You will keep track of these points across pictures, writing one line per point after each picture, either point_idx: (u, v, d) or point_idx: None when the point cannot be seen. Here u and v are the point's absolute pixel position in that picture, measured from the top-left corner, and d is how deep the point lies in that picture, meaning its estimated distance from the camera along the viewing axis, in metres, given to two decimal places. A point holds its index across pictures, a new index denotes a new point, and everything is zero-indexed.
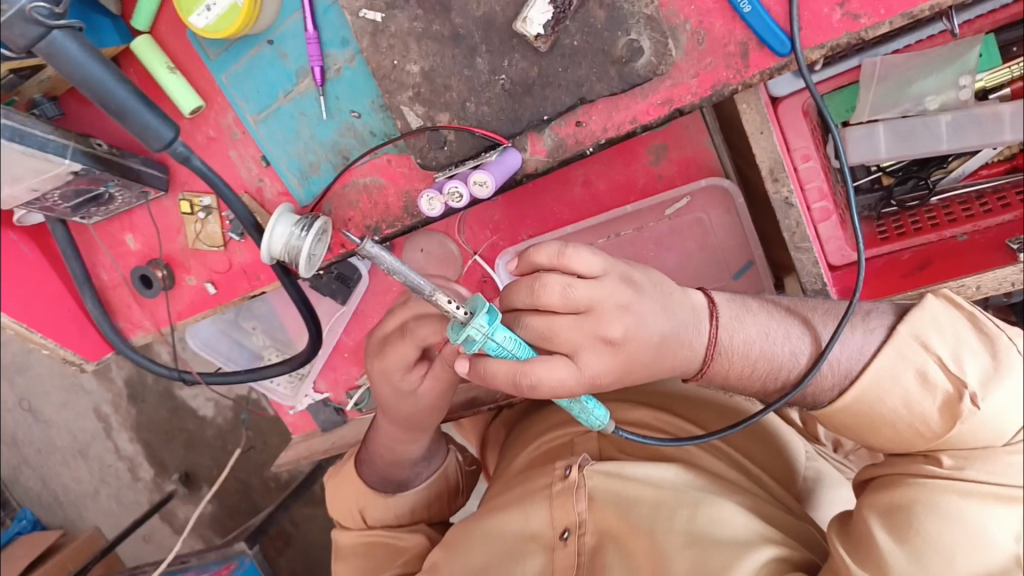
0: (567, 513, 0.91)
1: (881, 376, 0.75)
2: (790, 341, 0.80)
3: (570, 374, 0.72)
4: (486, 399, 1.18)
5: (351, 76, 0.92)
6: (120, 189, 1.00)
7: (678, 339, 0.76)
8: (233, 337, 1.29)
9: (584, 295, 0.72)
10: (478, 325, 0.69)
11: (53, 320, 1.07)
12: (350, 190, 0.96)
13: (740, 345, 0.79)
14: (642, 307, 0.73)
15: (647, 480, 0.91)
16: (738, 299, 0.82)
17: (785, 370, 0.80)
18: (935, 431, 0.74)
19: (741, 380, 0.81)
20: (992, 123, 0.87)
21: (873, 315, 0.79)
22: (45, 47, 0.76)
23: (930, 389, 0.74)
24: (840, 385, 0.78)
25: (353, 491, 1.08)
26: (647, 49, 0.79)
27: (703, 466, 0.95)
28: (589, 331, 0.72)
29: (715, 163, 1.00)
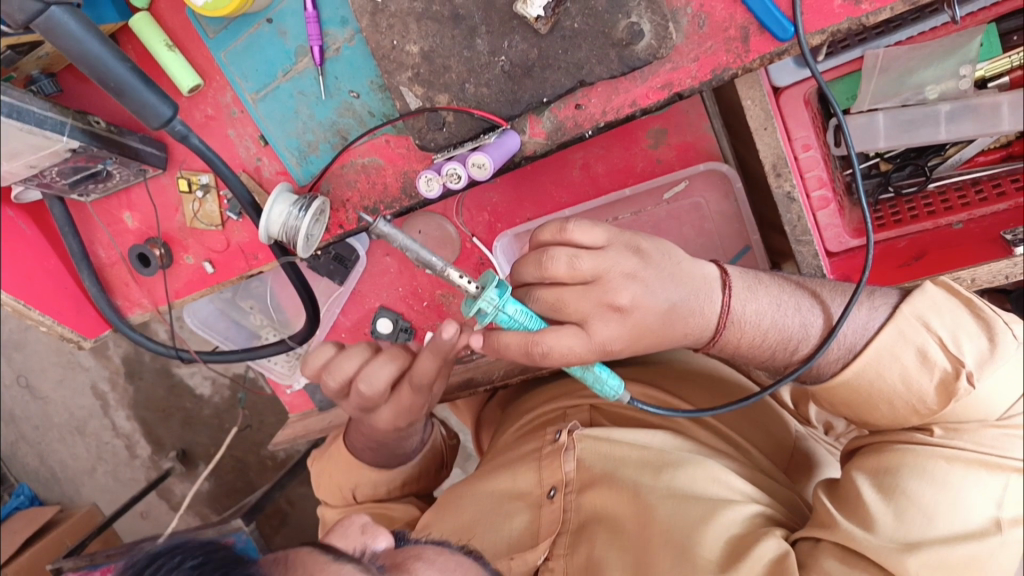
0: (554, 471, 0.94)
1: (881, 354, 0.76)
2: (801, 313, 0.81)
3: (581, 343, 0.73)
4: (481, 380, 1.18)
5: (350, 55, 0.91)
6: (118, 166, 0.99)
7: (687, 308, 0.76)
8: (231, 316, 1.29)
9: (590, 266, 0.73)
10: (486, 299, 0.70)
11: (51, 297, 1.07)
12: (348, 170, 0.96)
13: (751, 316, 0.80)
14: (648, 285, 0.74)
15: (635, 444, 0.92)
16: (750, 272, 0.83)
17: (795, 342, 0.80)
18: (930, 408, 0.74)
19: (749, 350, 0.82)
20: (990, 114, 0.89)
21: (878, 294, 0.80)
22: (43, 22, 0.75)
23: (929, 368, 0.74)
24: (843, 359, 0.79)
25: (342, 467, 1.09)
26: (648, 32, 0.78)
27: (697, 437, 0.96)
28: (596, 299, 0.73)
29: (714, 149, 1.00)
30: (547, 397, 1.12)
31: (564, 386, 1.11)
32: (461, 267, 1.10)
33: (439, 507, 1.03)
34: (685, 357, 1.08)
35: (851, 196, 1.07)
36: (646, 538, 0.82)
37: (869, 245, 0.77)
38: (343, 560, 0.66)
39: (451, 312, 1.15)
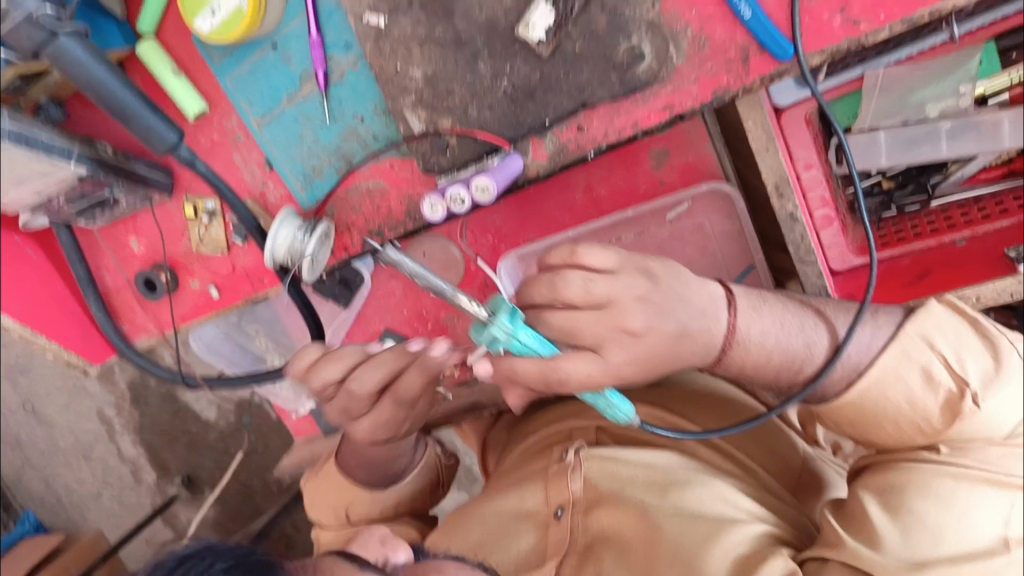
0: (562, 491, 0.92)
1: (885, 376, 0.75)
2: (807, 332, 0.78)
3: (597, 368, 0.69)
4: (486, 404, 1.21)
5: (354, 80, 0.92)
6: (125, 193, 1.01)
7: (695, 331, 0.72)
8: (236, 341, 1.29)
9: (604, 289, 0.69)
10: (497, 326, 0.67)
11: (58, 323, 1.08)
12: (353, 194, 0.97)
13: (757, 337, 0.76)
14: (663, 307, 0.70)
15: (642, 462, 0.92)
16: (755, 289, 0.79)
17: (800, 362, 0.78)
18: (936, 427, 0.74)
19: (754, 370, 0.77)
20: (991, 132, 0.92)
21: (882, 313, 0.78)
22: (51, 51, 0.76)
23: (933, 388, 0.74)
24: (848, 380, 0.77)
25: (335, 489, 1.07)
26: (649, 55, 0.80)
27: (701, 457, 0.95)
28: (610, 323, 0.69)
29: (716, 169, 1.00)
30: (546, 421, 1.11)
31: (565, 410, 1.11)
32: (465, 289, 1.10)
33: (443, 532, 1.01)
34: (685, 379, 1.07)
35: (856, 215, 1.06)
36: (656, 554, 0.82)
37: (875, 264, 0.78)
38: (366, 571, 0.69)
39: (455, 334, 1.15)
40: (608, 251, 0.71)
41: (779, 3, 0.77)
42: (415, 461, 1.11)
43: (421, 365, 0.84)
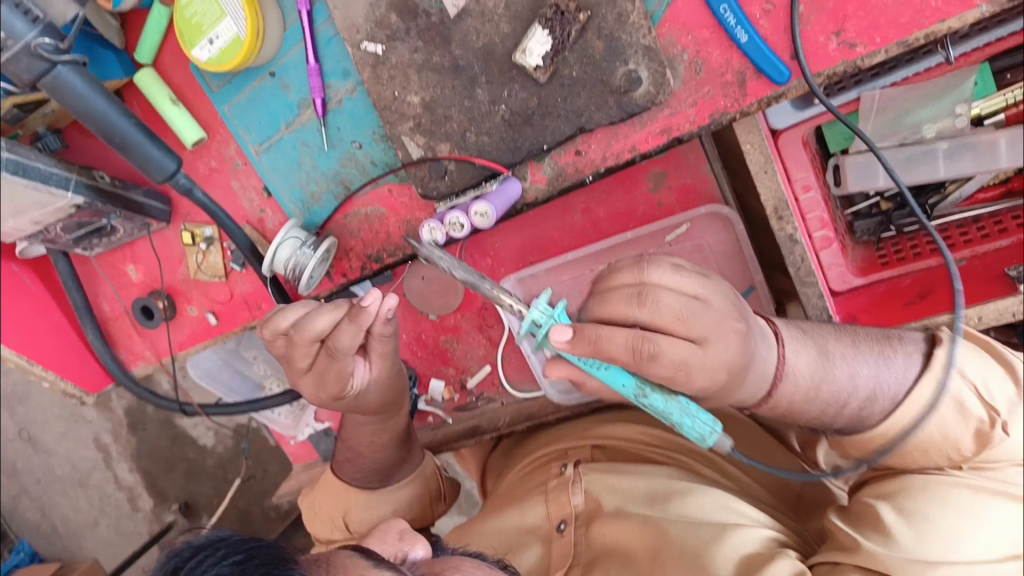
0: (562, 504, 0.94)
1: (917, 406, 0.78)
2: (851, 365, 0.79)
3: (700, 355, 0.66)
4: (487, 428, 1.16)
5: (352, 106, 0.92)
6: (122, 221, 1.00)
7: (758, 355, 0.72)
8: (235, 367, 1.29)
9: (699, 282, 0.69)
10: (537, 305, 0.66)
11: (54, 352, 1.08)
12: (351, 220, 0.97)
13: (807, 369, 0.77)
14: (742, 306, 0.71)
15: (641, 473, 0.94)
16: (794, 323, 0.81)
17: (848, 396, 0.79)
18: (965, 454, 0.77)
19: (801, 405, 0.79)
20: (987, 153, 0.93)
21: (908, 340, 0.82)
22: (50, 81, 0.76)
23: (965, 416, 0.77)
24: (886, 410, 0.79)
25: (334, 495, 1.09)
26: (645, 80, 0.79)
27: (702, 473, 0.96)
28: (712, 317, 0.67)
29: (714, 191, 1.00)
30: (546, 441, 1.12)
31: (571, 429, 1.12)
32: (466, 311, 1.12)
33: None
34: None
35: (853, 236, 1.07)
36: (662, 560, 0.82)
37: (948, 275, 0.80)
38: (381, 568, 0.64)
39: (455, 358, 1.15)
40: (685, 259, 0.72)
41: (776, 25, 0.77)
42: (411, 466, 1.10)
43: (356, 322, 0.78)
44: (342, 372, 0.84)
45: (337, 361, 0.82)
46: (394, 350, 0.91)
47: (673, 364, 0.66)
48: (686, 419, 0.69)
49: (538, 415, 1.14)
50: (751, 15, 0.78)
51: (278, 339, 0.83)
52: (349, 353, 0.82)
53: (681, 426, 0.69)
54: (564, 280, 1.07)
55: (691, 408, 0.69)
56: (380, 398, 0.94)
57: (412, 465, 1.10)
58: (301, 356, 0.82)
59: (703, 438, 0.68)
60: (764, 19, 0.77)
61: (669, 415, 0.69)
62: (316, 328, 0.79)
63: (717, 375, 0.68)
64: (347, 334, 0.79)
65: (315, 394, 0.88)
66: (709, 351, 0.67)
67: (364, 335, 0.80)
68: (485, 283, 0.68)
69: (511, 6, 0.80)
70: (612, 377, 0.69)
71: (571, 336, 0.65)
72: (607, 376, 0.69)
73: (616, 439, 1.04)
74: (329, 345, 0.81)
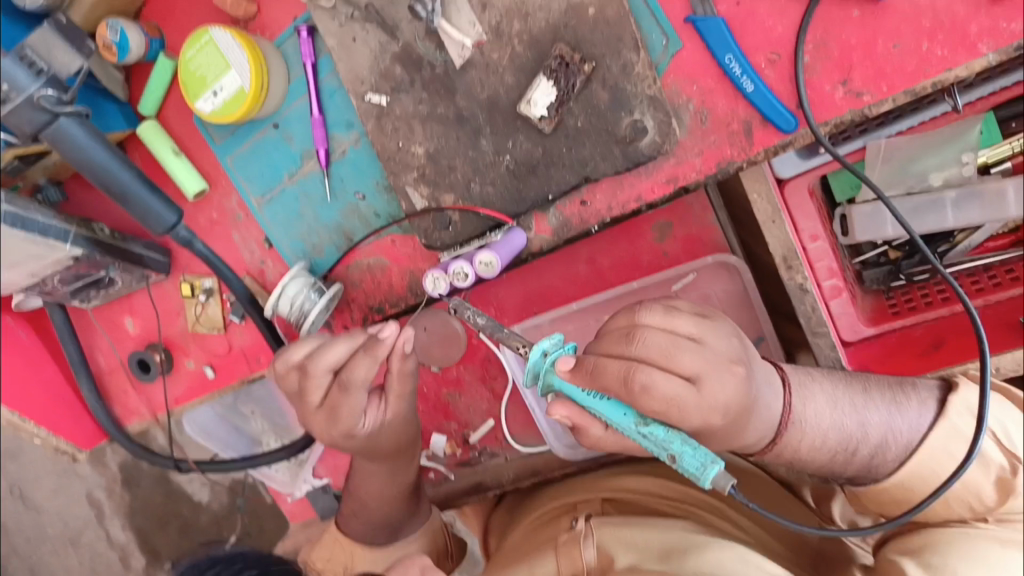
0: (574, 561, 0.88)
1: (933, 454, 0.79)
2: (859, 411, 0.80)
3: (691, 396, 0.67)
4: (492, 485, 1.15)
5: (355, 157, 0.92)
6: (121, 273, 0.99)
7: (765, 401, 0.74)
8: (231, 422, 1.26)
9: (694, 328, 0.72)
10: (549, 337, 0.71)
11: (46, 408, 1.05)
12: (353, 271, 0.96)
13: (813, 416, 0.79)
14: (743, 353, 0.73)
15: (655, 528, 0.90)
16: (803, 369, 0.83)
17: (856, 442, 0.80)
18: (987, 504, 0.78)
19: (810, 453, 0.80)
20: (995, 200, 0.91)
21: (921, 387, 0.83)
22: (51, 132, 0.76)
23: (986, 464, 0.77)
24: (900, 458, 0.80)
25: (336, 550, 1.03)
26: (650, 129, 0.79)
27: (720, 528, 0.92)
28: (707, 358, 0.69)
29: (720, 240, 0.99)
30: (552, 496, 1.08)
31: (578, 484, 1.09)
32: (468, 363, 1.10)
33: None
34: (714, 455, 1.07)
35: (862, 285, 1.06)
36: None
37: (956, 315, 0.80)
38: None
39: (457, 412, 1.12)
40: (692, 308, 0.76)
41: (781, 75, 0.77)
42: (418, 521, 1.06)
43: (371, 354, 0.77)
44: (354, 409, 0.82)
45: (349, 396, 0.80)
46: (411, 392, 0.89)
47: (664, 400, 0.66)
48: (685, 448, 0.66)
49: (543, 470, 1.12)
50: (756, 65, 0.78)
51: (291, 373, 0.82)
52: (362, 387, 0.80)
53: (680, 458, 0.66)
54: (570, 331, 1.05)
55: (692, 442, 0.67)
56: (392, 443, 0.92)
57: (420, 519, 1.06)
58: (313, 390, 0.80)
59: (702, 471, 0.64)
60: (770, 69, 0.77)
61: (669, 448, 0.67)
62: (330, 359, 0.79)
63: (713, 417, 0.68)
64: (361, 366, 0.78)
65: (326, 433, 0.86)
66: (704, 389, 0.68)
67: (379, 367, 0.79)
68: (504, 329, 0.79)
69: (515, 57, 0.80)
70: (612, 411, 0.69)
71: (572, 364, 0.68)
72: (605, 409, 0.69)
73: (628, 493, 1.01)
74: (342, 378, 0.79)
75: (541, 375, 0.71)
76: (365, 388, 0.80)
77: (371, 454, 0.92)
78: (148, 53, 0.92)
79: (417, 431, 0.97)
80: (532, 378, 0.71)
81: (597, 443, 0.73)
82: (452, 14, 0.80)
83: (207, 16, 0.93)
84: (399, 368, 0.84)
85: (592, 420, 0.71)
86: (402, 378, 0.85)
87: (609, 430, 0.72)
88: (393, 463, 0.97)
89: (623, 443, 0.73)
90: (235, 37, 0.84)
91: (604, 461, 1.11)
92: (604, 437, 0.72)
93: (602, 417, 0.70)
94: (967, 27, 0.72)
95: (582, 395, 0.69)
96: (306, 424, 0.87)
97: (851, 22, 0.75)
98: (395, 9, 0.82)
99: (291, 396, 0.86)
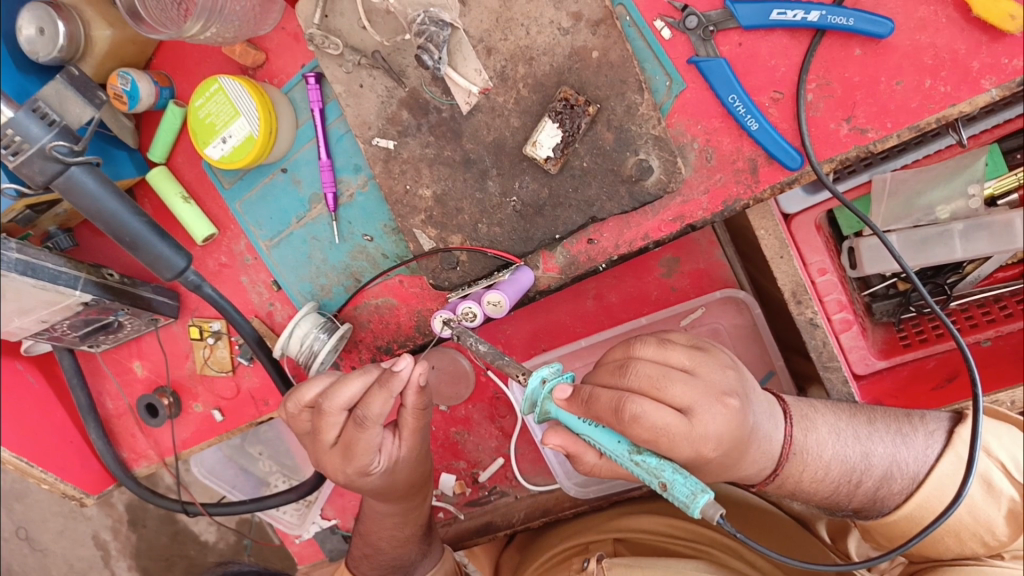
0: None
1: (940, 487, 0.77)
2: (862, 441, 0.80)
3: (683, 427, 0.66)
4: (501, 524, 1.12)
5: (363, 201, 0.92)
6: (130, 317, 0.98)
7: (764, 434, 0.74)
8: (239, 463, 1.26)
9: (687, 358, 0.71)
10: (549, 365, 0.72)
11: (53, 453, 1.04)
12: (362, 311, 0.96)
13: (814, 446, 0.79)
14: (740, 382, 0.72)
15: (669, 569, 0.88)
16: (804, 401, 0.83)
17: (859, 472, 0.79)
18: (1001, 539, 0.75)
19: (812, 485, 0.80)
20: (1004, 232, 0.89)
21: (930, 418, 0.81)
22: (62, 182, 0.77)
23: (995, 496, 0.75)
24: (907, 491, 0.78)
25: None
26: (656, 168, 0.79)
27: (730, 567, 0.91)
28: (703, 388, 0.68)
29: (728, 276, 0.99)
30: (563, 535, 1.07)
31: (590, 522, 1.08)
32: (477, 401, 1.09)
33: None
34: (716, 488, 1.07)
35: (873, 317, 1.04)
36: None
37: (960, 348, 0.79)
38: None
39: (466, 451, 1.11)
40: (686, 338, 0.75)
41: (784, 113, 0.77)
42: (430, 562, 1.04)
43: (387, 388, 0.76)
44: (370, 446, 0.80)
45: (365, 432, 0.78)
46: (425, 426, 0.87)
47: (653, 430, 0.65)
48: (676, 476, 0.64)
49: (554, 509, 1.10)
50: (760, 103, 0.78)
51: (303, 413, 0.83)
52: (378, 423, 0.78)
53: (671, 487, 0.64)
54: (579, 367, 1.05)
55: (683, 471, 0.65)
56: (408, 480, 0.90)
57: (433, 560, 1.04)
58: (328, 427, 0.80)
59: (691, 499, 0.62)
60: (773, 107, 0.78)
61: (661, 476, 0.65)
62: (345, 396, 0.78)
63: (706, 448, 0.67)
64: (376, 401, 0.76)
65: (340, 472, 0.84)
66: (695, 420, 0.66)
67: (395, 403, 0.77)
68: (506, 358, 0.76)
69: (520, 100, 0.81)
70: (606, 439, 0.69)
71: (570, 394, 0.68)
72: (599, 437, 0.69)
73: (641, 534, 0.99)
74: (357, 414, 0.78)
75: (538, 404, 0.72)
76: (381, 424, 0.79)
77: (387, 494, 0.91)
78: (158, 100, 0.93)
79: (430, 469, 0.95)
80: (529, 407, 0.72)
81: (593, 472, 0.73)
82: (458, 61, 0.81)
83: (216, 64, 0.94)
84: (415, 403, 0.81)
85: (586, 447, 0.72)
86: (417, 414, 0.83)
87: (604, 459, 0.72)
88: (406, 504, 0.95)
89: (618, 471, 0.72)
90: (243, 86, 0.85)
91: (616, 499, 1.08)
92: (599, 465, 0.72)
93: (598, 445, 0.70)
94: (969, 63, 0.72)
95: (579, 423, 0.70)
96: (320, 463, 0.85)
97: (853, 60, 0.75)
98: (400, 55, 0.83)
99: (303, 436, 0.86)
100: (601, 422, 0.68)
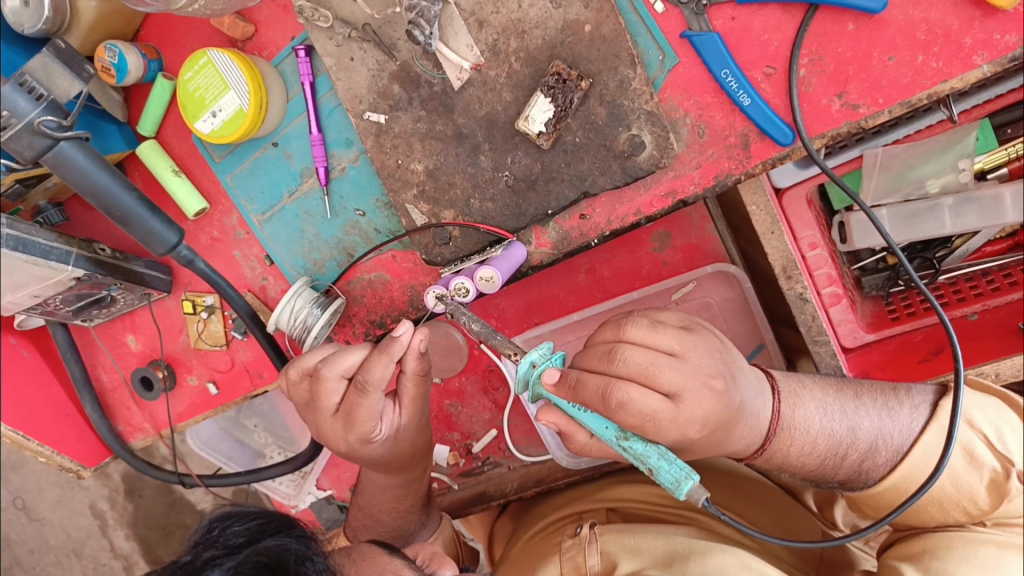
0: (578, 566, 0.90)
1: (925, 458, 0.78)
2: (849, 416, 0.81)
3: (668, 412, 0.67)
4: (495, 494, 1.12)
5: (355, 174, 0.92)
6: (123, 292, 0.98)
7: (753, 410, 0.75)
8: (234, 436, 1.28)
9: (674, 338, 0.71)
10: (538, 348, 0.71)
11: (49, 427, 1.05)
12: (355, 286, 0.96)
13: (801, 421, 0.80)
14: (727, 363, 0.73)
15: (657, 533, 0.90)
16: (793, 375, 0.84)
17: (846, 445, 0.81)
18: (982, 508, 0.77)
19: (799, 458, 0.81)
20: (993, 207, 0.91)
21: (916, 391, 0.82)
22: (52, 157, 0.76)
23: (977, 466, 0.77)
24: (892, 462, 0.80)
25: None
26: (648, 143, 0.79)
27: (720, 533, 0.93)
28: (690, 373, 0.69)
29: (720, 249, 0.99)
30: (557, 505, 1.09)
31: (580, 492, 1.10)
32: (470, 373, 1.10)
33: None
34: (707, 461, 1.06)
35: (862, 290, 1.05)
36: None
37: (947, 322, 0.79)
38: (393, 554, 0.77)
39: (460, 423, 1.12)
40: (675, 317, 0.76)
41: (777, 88, 0.77)
42: (428, 532, 1.06)
43: (387, 354, 0.76)
44: (372, 412, 0.81)
45: (367, 398, 0.79)
46: (426, 394, 0.88)
47: (640, 416, 0.67)
48: (662, 463, 0.67)
49: (546, 481, 1.10)
50: (753, 78, 0.78)
51: (303, 381, 0.83)
52: (379, 388, 0.79)
53: (657, 473, 0.67)
54: (571, 341, 1.06)
55: (669, 456, 0.68)
56: (410, 449, 0.92)
57: (431, 530, 1.06)
58: (328, 394, 0.81)
59: (676, 486, 0.66)
60: (766, 82, 0.77)
61: (647, 461, 0.68)
62: (346, 363, 0.79)
63: (691, 430, 0.68)
64: (377, 366, 0.77)
65: (342, 440, 0.85)
66: (682, 405, 0.68)
67: (395, 368, 0.78)
68: (498, 335, 0.77)
69: (513, 75, 0.80)
70: (595, 423, 0.71)
71: (557, 378, 0.69)
72: (588, 420, 0.71)
73: (630, 505, 1.01)
74: (358, 380, 0.79)
75: (531, 385, 0.71)
76: (382, 390, 0.79)
77: (387, 465, 0.92)
78: (146, 73, 0.92)
79: (430, 440, 0.97)
80: (522, 387, 0.72)
81: (583, 451, 0.75)
82: (450, 36, 0.81)
83: (205, 35, 0.93)
84: (416, 368, 0.82)
85: (578, 427, 0.73)
86: (417, 380, 0.84)
87: (595, 439, 0.73)
88: (405, 476, 0.97)
89: (608, 451, 0.73)
90: (233, 59, 0.84)
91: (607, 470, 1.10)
92: (590, 445, 0.74)
93: (588, 428, 0.71)
94: (962, 39, 0.72)
95: (570, 407, 0.72)
96: (321, 432, 0.86)
97: (846, 35, 0.75)
98: (391, 28, 0.82)
99: (303, 406, 0.86)
100: (589, 407, 0.69)
